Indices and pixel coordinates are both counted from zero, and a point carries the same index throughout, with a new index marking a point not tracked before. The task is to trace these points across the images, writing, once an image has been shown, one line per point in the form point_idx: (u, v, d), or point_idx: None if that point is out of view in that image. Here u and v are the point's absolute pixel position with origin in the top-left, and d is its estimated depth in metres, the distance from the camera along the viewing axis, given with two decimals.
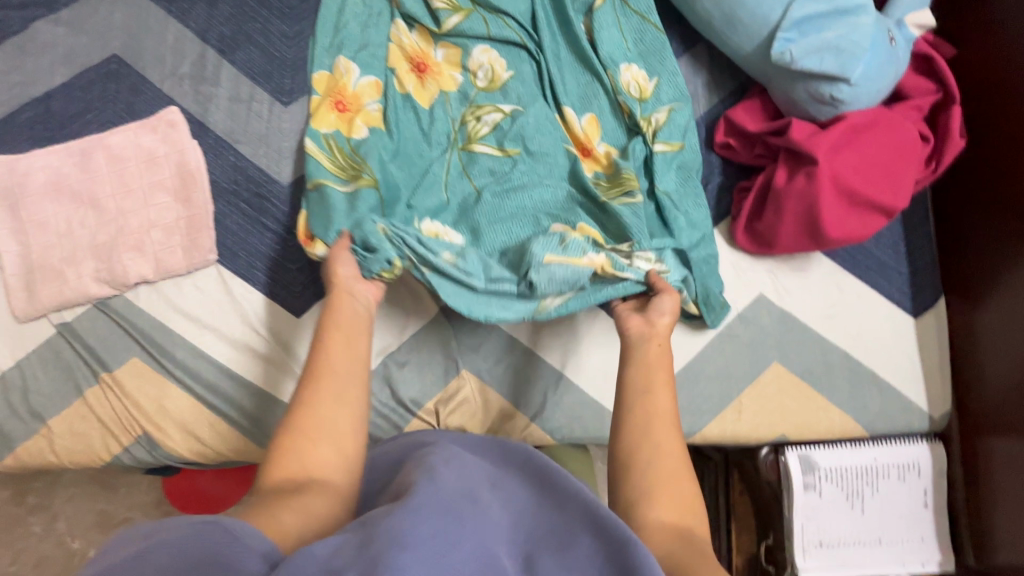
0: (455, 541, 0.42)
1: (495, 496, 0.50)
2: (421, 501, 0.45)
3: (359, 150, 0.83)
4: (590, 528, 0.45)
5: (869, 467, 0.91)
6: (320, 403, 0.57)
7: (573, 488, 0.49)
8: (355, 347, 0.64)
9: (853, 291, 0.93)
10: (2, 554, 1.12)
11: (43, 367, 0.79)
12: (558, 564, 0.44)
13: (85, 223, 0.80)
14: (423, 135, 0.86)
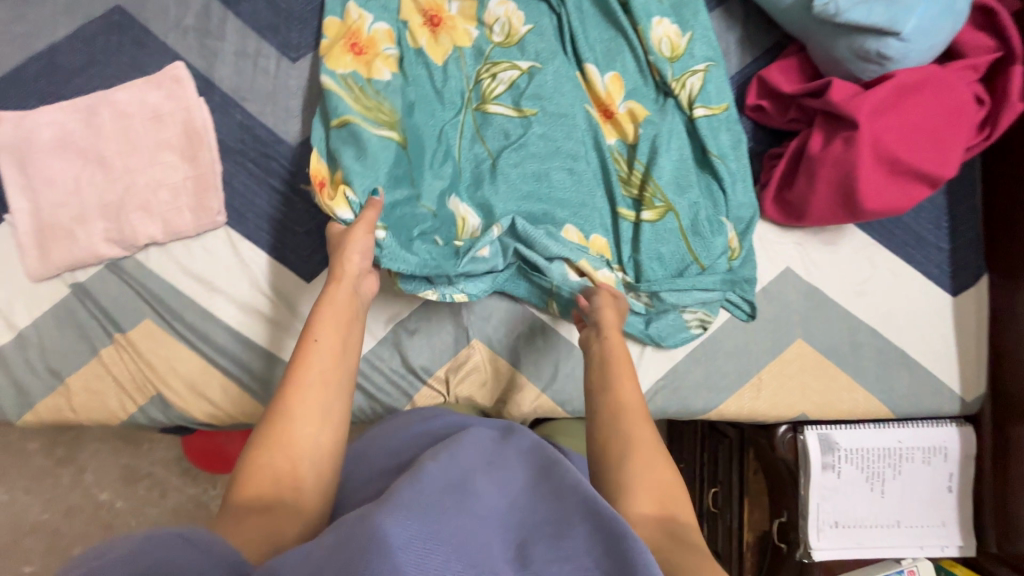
0: (440, 541, 0.40)
1: (490, 482, 0.49)
2: (403, 500, 0.43)
3: (383, 92, 0.79)
4: (585, 517, 0.44)
5: (892, 449, 0.88)
6: (304, 389, 0.55)
7: (570, 478, 0.48)
8: (343, 361, 0.60)
9: (886, 266, 0.88)
10: (32, 503, 1.16)
11: (58, 325, 0.80)
12: (552, 553, 0.43)
13: (93, 182, 0.79)
14: (436, 93, 0.82)
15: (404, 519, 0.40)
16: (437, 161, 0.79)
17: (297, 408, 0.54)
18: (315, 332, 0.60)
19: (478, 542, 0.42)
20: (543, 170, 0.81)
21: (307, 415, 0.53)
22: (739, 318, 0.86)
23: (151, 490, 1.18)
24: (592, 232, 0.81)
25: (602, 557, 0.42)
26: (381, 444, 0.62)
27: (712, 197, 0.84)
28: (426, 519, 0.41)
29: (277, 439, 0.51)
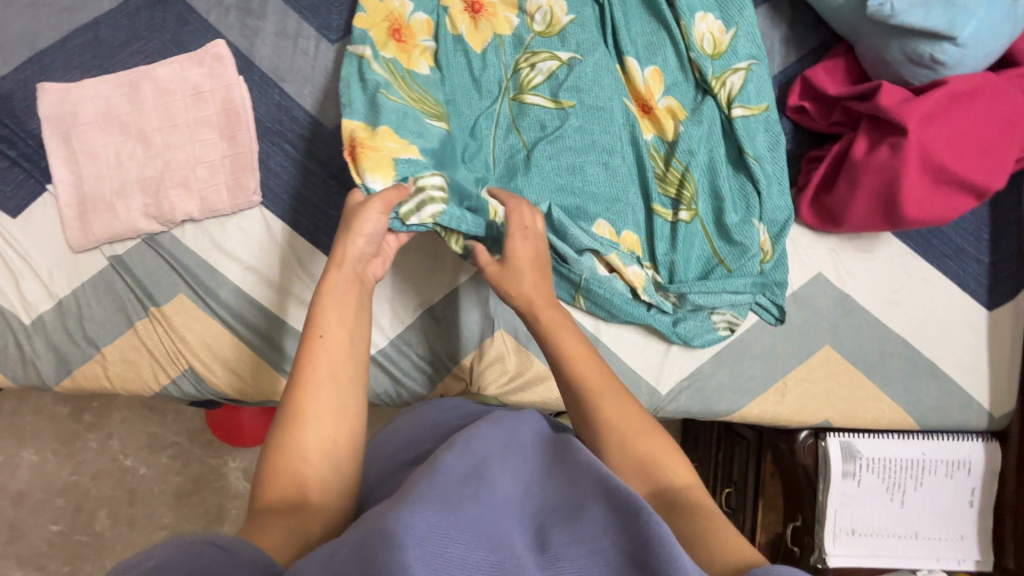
0: (459, 531, 0.38)
1: (506, 468, 0.48)
2: (420, 493, 0.40)
3: (422, 83, 0.77)
4: (602, 498, 0.43)
5: (915, 461, 0.87)
6: (315, 380, 0.52)
7: (586, 462, 0.47)
8: (355, 351, 0.56)
9: (921, 277, 0.86)
10: (61, 465, 1.20)
11: (96, 296, 0.82)
12: (570, 537, 0.41)
13: (134, 156, 0.80)
14: (473, 82, 0.81)
15: (420, 507, 0.39)
16: (474, 149, 0.78)
17: (311, 409, 0.51)
18: (318, 326, 0.56)
19: (495, 526, 0.40)
20: (578, 164, 0.80)
21: (322, 415, 0.51)
22: (767, 321, 0.86)
23: (174, 459, 1.21)
24: (624, 228, 0.81)
25: (619, 537, 0.40)
26: (397, 434, 0.61)
27: (746, 200, 0.83)
28: (442, 507, 0.39)
29: (289, 442, 0.50)
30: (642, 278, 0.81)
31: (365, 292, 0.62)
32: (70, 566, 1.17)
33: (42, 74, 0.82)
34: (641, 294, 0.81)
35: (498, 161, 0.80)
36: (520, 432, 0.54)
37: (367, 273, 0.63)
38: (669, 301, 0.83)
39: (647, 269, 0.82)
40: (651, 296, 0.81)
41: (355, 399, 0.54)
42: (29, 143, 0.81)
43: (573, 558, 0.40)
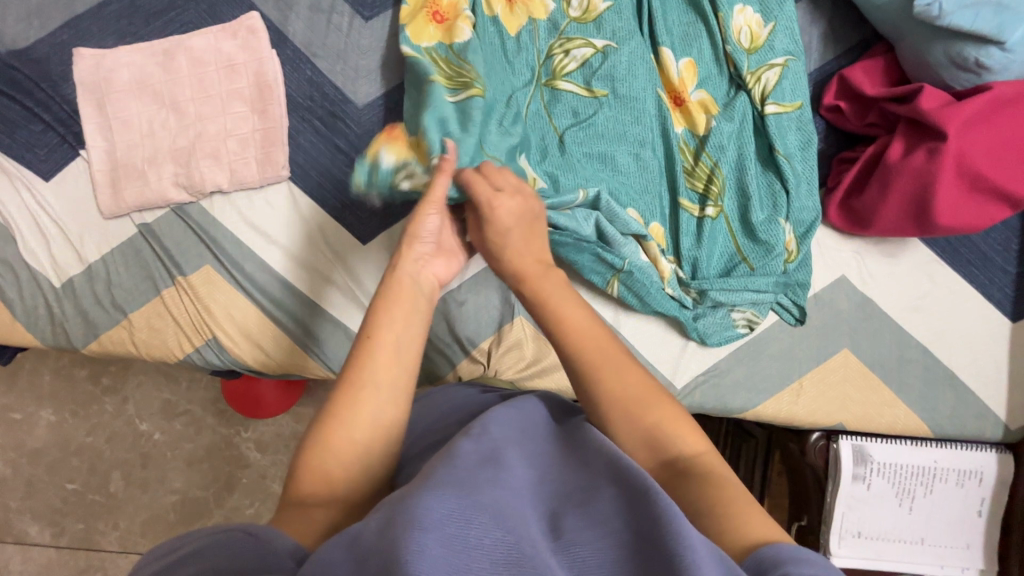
0: (476, 510, 0.38)
1: (521, 456, 0.48)
2: (438, 479, 0.41)
3: (463, 55, 0.77)
4: (614, 480, 0.42)
5: (926, 469, 0.87)
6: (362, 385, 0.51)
7: (598, 446, 0.47)
8: (400, 356, 0.53)
9: (946, 284, 0.86)
10: (79, 426, 1.23)
11: (124, 263, 0.83)
12: (583, 519, 0.40)
13: (166, 125, 0.81)
14: (506, 65, 0.80)
15: (437, 489, 0.39)
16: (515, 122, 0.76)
17: (349, 411, 0.51)
18: (368, 329, 0.53)
19: (509, 507, 0.40)
20: (609, 153, 0.79)
21: (360, 416, 0.51)
22: (786, 321, 0.86)
23: (189, 427, 1.24)
24: (653, 221, 0.81)
25: (631, 517, 0.39)
26: (419, 420, 0.63)
27: (774, 197, 0.82)
28: (456, 487, 0.40)
29: (324, 441, 0.50)
30: (667, 270, 0.81)
31: (423, 297, 0.57)
32: (84, 524, 1.20)
33: (78, 39, 0.82)
34: (665, 287, 0.81)
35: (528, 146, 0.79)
36: (533, 421, 0.54)
37: (422, 274, 0.58)
38: (690, 295, 0.83)
39: (672, 262, 0.82)
40: (674, 289, 0.81)
41: (397, 403, 0.52)
42: (64, 107, 0.82)
43: (587, 539, 0.38)
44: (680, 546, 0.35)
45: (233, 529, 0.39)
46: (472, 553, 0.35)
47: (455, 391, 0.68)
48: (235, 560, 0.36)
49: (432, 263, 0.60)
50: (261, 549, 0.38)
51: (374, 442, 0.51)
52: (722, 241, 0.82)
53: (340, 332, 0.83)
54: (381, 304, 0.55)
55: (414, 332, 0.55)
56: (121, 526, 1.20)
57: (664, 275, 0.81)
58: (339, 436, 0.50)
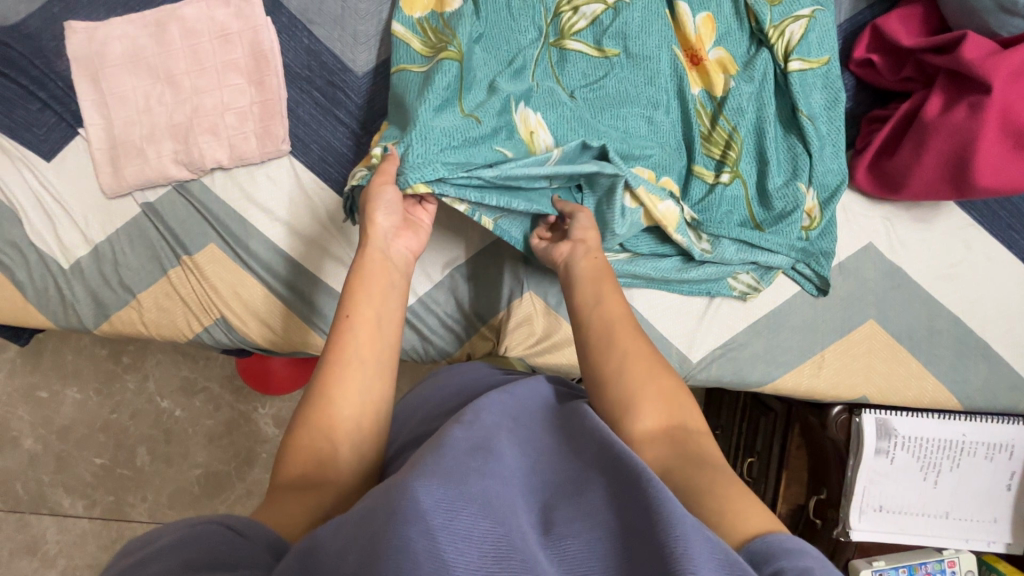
0: (465, 504, 0.37)
1: (514, 441, 0.47)
2: (427, 468, 0.39)
3: (451, 23, 0.73)
4: (606, 474, 0.41)
5: (954, 442, 0.84)
6: (345, 360, 0.53)
7: (595, 433, 0.45)
8: (382, 333, 0.56)
9: (980, 250, 0.81)
10: (104, 403, 1.26)
11: (131, 243, 0.82)
12: (575, 512, 0.40)
13: (162, 101, 0.79)
14: (511, 21, 0.74)
15: (427, 476, 0.38)
16: (506, 83, 0.70)
17: (336, 387, 0.52)
18: (348, 306, 0.57)
19: (499, 498, 0.39)
20: (620, 111, 0.74)
21: (348, 393, 0.52)
22: (807, 292, 0.82)
23: (207, 403, 1.26)
24: (664, 174, 0.75)
25: (622, 510, 0.38)
26: (423, 399, 0.62)
27: (794, 161, 0.77)
28: (445, 477, 0.38)
29: (314, 420, 0.51)
30: (673, 216, 0.74)
31: (397, 273, 0.61)
32: (114, 496, 1.24)
33: (69, 10, 0.79)
34: (672, 233, 0.74)
35: (538, 93, 0.72)
36: (527, 405, 0.53)
37: (393, 250, 0.62)
38: (701, 240, 0.76)
39: (681, 207, 0.75)
40: (682, 234, 0.74)
41: (381, 379, 0.54)
42: (60, 84, 0.80)
43: (577, 532, 0.38)
44: (673, 539, 0.34)
45: (212, 522, 0.38)
46: (459, 540, 0.35)
47: (465, 368, 0.66)
48: (209, 552, 0.35)
49: (401, 238, 0.63)
50: (238, 544, 0.37)
51: (362, 419, 0.52)
52: (736, 213, 0.77)
53: None
54: (358, 282, 0.58)
55: (391, 309, 0.58)
56: (149, 498, 1.24)
57: (665, 222, 0.73)
58: (329, 415, 0.51)
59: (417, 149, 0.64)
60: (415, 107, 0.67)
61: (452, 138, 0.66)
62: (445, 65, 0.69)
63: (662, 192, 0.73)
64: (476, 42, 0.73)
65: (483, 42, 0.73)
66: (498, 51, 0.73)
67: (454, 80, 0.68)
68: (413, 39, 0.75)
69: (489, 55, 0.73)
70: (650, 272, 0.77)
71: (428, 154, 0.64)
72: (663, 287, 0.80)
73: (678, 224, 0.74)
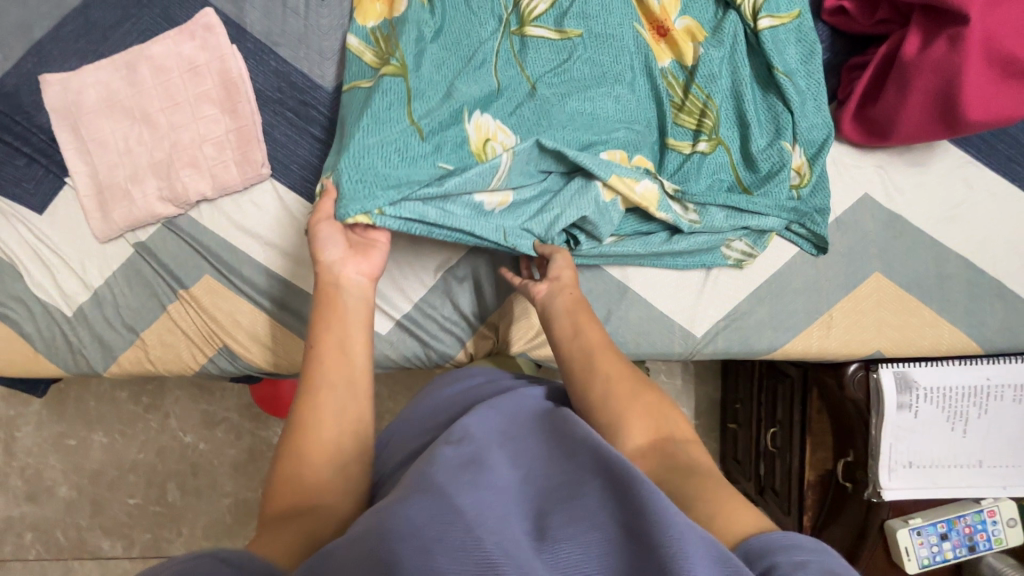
0: (448, 519, 0.38)
1: (506, 457, 0.48)
2: (416, 487, 0.42)
3: (397, 28, 0.72)
4: (597, 473, 0.41)
5: (979, 388, 0.81)
6: (316, 391, 0.54)
7: (584, 437, 0.45)
8: (351, 356, 0.57)
9: (982, 186, 0.79)
10: (130, 444, 1.28)
11: (129, 284, 0.84)
12: (567, 515, 0.39)
13: (141, 140, 0.80)
14: (470, 16, 0.74)
15: (412, 499, 0.40)
16: (465, 84, 0.70)
17: (311, 415, 0.53)
18: (316, 336, 0.57)
19: (488, 511, 0.40)
20: (588, 92, 0.73)
21: (323, 418, 0.53)
22: (807, 252, 0.80)
23: (229, 433, 1.28)
24: (636, 153, 0.74)
25: (614, 509, 0.38)
26: (415, 416, 0.62)
27: (776, 120, 0.76)
28: (433, 494, 0.40)
29: (294, 452, 0.51)
30: (653, 194, 0.72)
31: (354, 299, 0.59)
32: (151, 534, 1.27)
33: (43, 64, 0.80)
34: (653, 212, 0.73)
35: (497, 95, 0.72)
36: (518, 416, 0.53)
37: (345, 277, 0.60)
38: (687, 212, 0.75)
39: (660, 182, 0.74)
40: (666, 210, 0.73)
41: (356, 400, 0.55)
42: (42, 137, 0.81)
43: (569, 535, 0.37)
44: (663, 535, 0.34)
45: (204, 555, 0.36)
46: (448, 550, 0.36)
47: (456, 376, 0.67)
48: None
49: (351, 262, 0.60)
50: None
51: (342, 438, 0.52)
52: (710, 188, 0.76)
53: None
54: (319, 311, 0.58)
55: (355, 328, 0.58)
56: (185, 532, 1.27)
57: (647, 203, 0.72)
58: (310, 441, 0.51)
59: (354, 181, 0.61)
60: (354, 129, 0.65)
61: (391, 156, 0.64)
62: (387, 81, 0.68)
63: (637, 172, 0.72)
64: (430, 39, 0.72)
65: (438, 41, 0.73)
66: (453, 50, 0.72)
67: (399, 92, 0.67)
68: (366, 51, 0.74)
69: (446, 52, 0.72)
70: (641, 249, 0.75)
71: (366, 182, 0.62)
72: (658, 262, 0.79)
73: (660, 201, 0.73)
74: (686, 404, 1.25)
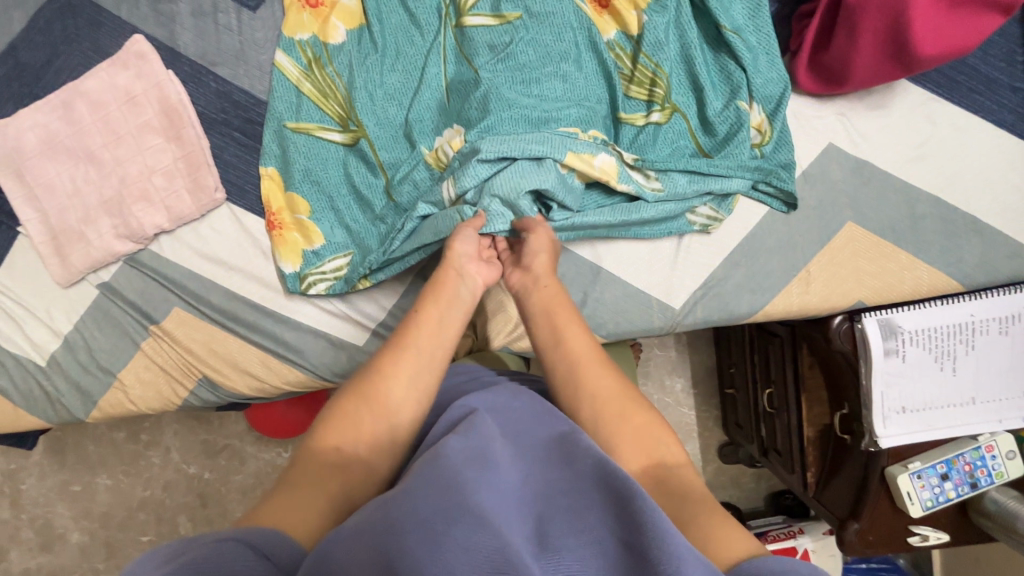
0: (455, 520, 0.39)
1: (507, 449, 0.48)
2: (421, 478, 0.42)
3: (336, 61, 0.77)
4: (599, 482, 0.43)
5: (963, 325, 0.80)
6: (400, 360, 0.57)
7: (587, 445, 0.46)
8: (442, 335, 0.60)
9: (946, 123, 0.77)
10: (135, 482, 1.28)
11: (98, 326, 0.83)
12: (570, 531, 0.41)
13: (89, 179, 0.78)
14: (413, 27, 0.77)
15: (419, 489, 0.41)
16: (414, 113, 0.76)
17: (386, 380, 0.55)
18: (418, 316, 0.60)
19: (493, 509, 0.41)
20: (530, 72, 0.72)
21: (395, 383, 0.55)
22: (777, 211, 0.79)
23: (232, 460, 1.28)
24: (590, 128, 0.73)
25: (616, 527, 0.40)
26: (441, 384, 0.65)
27: (730, 81, 0.75)
28: (440, 490, 0.41)
29: (350, 416, 0.53)
30: (612, 167, 0.71)
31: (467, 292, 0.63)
32: None
33: None
34: (616, 185, 0.72)
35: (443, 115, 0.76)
36: (516, 406, 0.53)
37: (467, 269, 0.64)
38: (650, 180, 0.74)
39: (617, 152, 0.73)
40: (627, 182, 0.72)
41: (429, 373, 0.57)
42: None
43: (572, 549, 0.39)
44: (663, 560, 0.37)
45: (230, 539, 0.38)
46: (456, 551, 0.38)
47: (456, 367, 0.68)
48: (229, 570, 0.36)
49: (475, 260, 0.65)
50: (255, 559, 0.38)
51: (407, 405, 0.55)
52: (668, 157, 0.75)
53: (322, 342, 0.82)
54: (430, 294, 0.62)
55: (455, 313, 0.62)
56: None
57: (608, 175, 0.71)
58: (381, 395, 0.54)
59: (325, 224, 0.79)
60: (305, 177, 0.78)
61: (347, 200, 0.79)
62: (331, 138, 0.78)
63: (592, 146, 0.71)
64: (375, 67, 0.77)
65: (385, 65, 0.77)
66: (399, 75, 0.77)
67: (353, 159, 0.78)
68: (301, 78, 0.78)
69: (397, 79, 0.77)
70: (611, 216, 0.73)
71: (337, 227, 0.79)
72: (625, 232, 0.77)
73: (620, 172, 0.72)
74: (683, 375, 1.25)
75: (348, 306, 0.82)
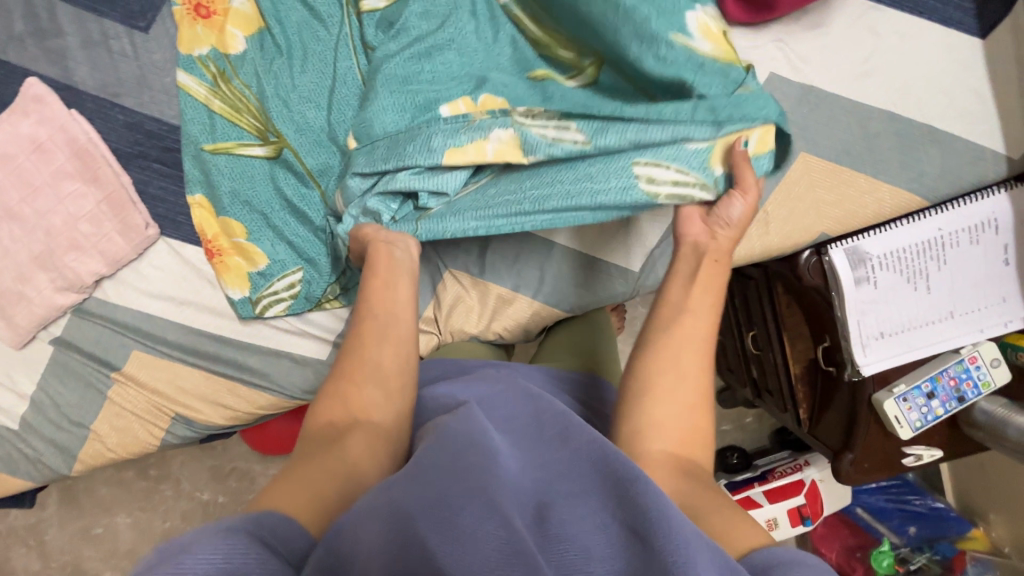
0: (461, 505, 0.38)
1: (507, 438, 0.47)
2: (425, 466, 0.41)
3: (239, 71, 0.73)
4: (598, 468, 0.41)
5: (932, 241, 0.77)
6: (365, 339, 0.57)
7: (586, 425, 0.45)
8: (399, 312, 0.59)
9: (890, 31, 0.73)
10: (153, 518, 1.30)
11: (62, 382, 0.82)
12: (574, 512, 0.39)
13: (15, 237, 0.76)
14: (315, 21, 0.73)
15: (422, 476, 0.40)
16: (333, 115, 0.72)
17: (361, 362, 0.55)
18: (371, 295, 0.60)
19: (499, 491, 0.39)
20: (424, 46, 0.67)
21: (371, 361, 0.55)
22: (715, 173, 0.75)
23: (241, 481, 1.29)
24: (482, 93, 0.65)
25: (620, 510, 0.38)
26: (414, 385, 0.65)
27: None
28: (445, 478, 0.40)
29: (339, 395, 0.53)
30: (509, 143, 0.61)
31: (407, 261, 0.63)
32: None
33: None
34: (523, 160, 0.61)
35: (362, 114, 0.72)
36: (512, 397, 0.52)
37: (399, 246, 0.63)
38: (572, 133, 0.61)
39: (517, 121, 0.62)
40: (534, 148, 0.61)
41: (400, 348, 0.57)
42: None
43: (578, 532, 0.38)
44: (673, 547, 0.35)
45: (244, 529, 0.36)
46: (466, 535, 0.36)
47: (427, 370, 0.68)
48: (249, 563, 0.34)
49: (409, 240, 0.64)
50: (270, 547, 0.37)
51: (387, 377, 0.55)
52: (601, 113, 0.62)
53: (287, 362, 0.81)
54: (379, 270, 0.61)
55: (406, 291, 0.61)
56: None
57: (507, 147, 0.61)
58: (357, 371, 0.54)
59: (264, 243, 0.75)
60: (237, 196, 0.74)
61: (283, 216, 0.75)
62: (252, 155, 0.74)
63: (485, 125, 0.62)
64: (282, 70, 0.73)
65: (292, 67, 0.73)
66: (308, 75, 0.73)
67: (279, 167, 0.74)
68: (207, 92, 0.74)
69: (309, 81, 0.73)
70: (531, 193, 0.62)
71: (279, 244, 0.75)
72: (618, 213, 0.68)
73: (523, 138, 0.61)
74: None
75: (306, 322, 0.80)
